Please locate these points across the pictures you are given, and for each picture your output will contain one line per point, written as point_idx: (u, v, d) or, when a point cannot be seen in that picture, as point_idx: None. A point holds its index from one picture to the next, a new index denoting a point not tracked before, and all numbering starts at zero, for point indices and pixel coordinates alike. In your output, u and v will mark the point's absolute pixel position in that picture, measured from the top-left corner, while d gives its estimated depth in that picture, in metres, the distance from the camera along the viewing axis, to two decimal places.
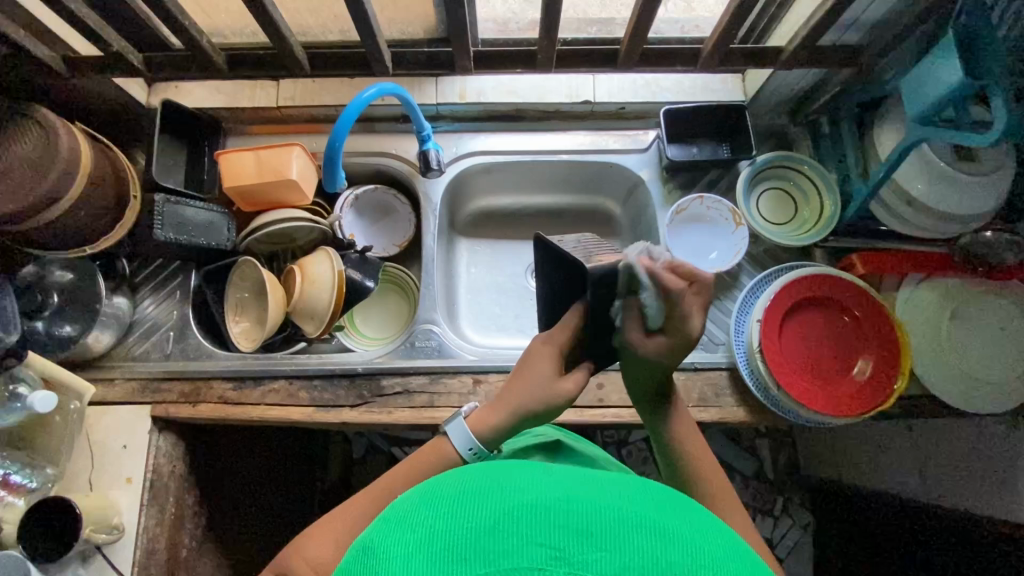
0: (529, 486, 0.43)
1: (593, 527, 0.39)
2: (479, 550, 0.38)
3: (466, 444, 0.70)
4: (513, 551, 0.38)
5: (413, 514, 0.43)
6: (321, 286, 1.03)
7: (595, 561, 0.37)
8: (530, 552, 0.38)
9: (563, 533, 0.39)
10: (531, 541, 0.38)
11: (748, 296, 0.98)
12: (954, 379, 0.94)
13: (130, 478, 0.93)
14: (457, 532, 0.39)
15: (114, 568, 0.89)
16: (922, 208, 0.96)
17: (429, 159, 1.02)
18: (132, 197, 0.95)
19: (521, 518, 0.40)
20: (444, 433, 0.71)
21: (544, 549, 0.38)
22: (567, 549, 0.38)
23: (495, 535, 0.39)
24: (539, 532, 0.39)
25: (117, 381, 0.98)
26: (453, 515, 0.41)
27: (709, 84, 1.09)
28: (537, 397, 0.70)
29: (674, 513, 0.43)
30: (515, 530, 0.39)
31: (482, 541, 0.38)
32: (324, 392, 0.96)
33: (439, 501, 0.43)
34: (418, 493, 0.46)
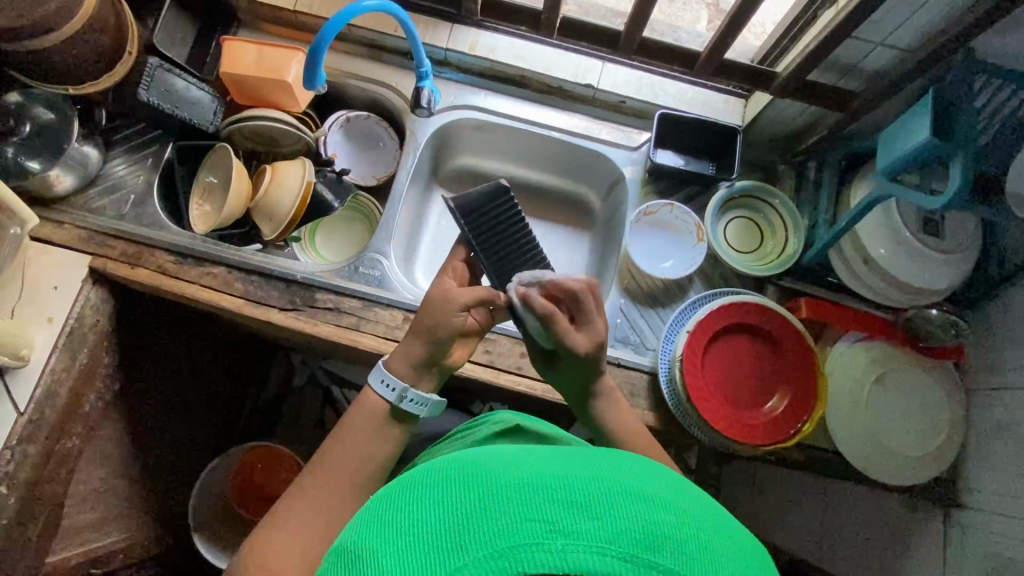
0: (514, 465, 0.45)
1: (582, 498, 0.41)
2: (479, 535, 0.39)
3: (380, 378, 0.71)
4: (507, 530, 0.39)
5: (400, 508, 0.44)
6: (286, 192, 1.05)
7: (586, 531, 0.39)
8: (528, 528, 0.39)
9: (555, 508, 0.40)
10: (526, 518, 0.40)
11: (688, 309, 0.99)
12: (860, 440, 0.95)
13: (52, 318, 0.95)
14: (450, 522, 0.41)
15: (10, 398, 0.91)
16: (877, 269, 0.97)
17: (420, 97, 1.02)
18: (127, 52, 0.96)
19: (512, 496, 0.41)
20: (367, 382, 0.72)
21: (542, 524, 0.39)
22: (560, 521, 0.40)
23: (486, 518, 0.40)
24: (530, 509, 0.40)
25: (66, 226, 0.99)
26: (448, 505, 0.42)
27: (711, 101, 1.10)
28: (440, 320, 0.70)
29: (653, 478, 0.45)
30: (507, 509, 0.40)
31: (474, 526, 0.40)
32: (259, 289, 0.98)
33: (424, 491, 0.45)
34: (401, 485, 0.48)
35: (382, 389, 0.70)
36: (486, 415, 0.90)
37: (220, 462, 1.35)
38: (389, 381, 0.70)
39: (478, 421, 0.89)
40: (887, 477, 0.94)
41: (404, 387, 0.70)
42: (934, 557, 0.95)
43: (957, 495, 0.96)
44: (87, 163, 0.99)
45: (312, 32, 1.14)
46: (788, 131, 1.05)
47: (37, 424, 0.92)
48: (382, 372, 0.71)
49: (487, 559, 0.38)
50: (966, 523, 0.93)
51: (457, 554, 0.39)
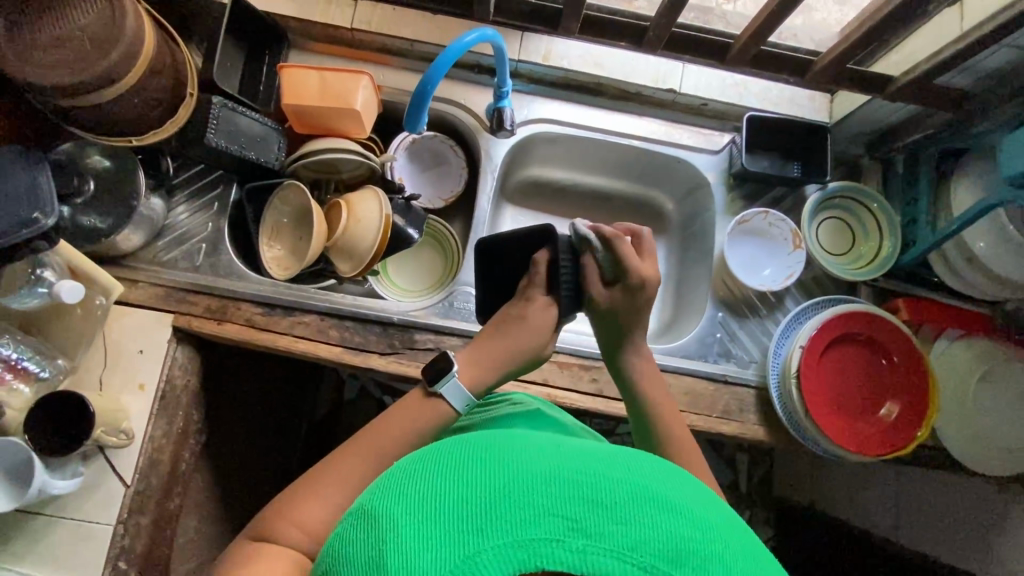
0: (540, 453, 0.43)
1: (608, 498, 0.40)
2: (495, 518, 0.38)
3: (460, 398, 0.74)
4: (530, 523, 0.38)
5: (418, 478, 0.43)
6: (366, 228, 0.99)
7: (610, 534, 0.38)
8: (547, 522, 0.38)
9: (582, 506, 0.39)
10: (547, 513, 0.38)
11: (793, 320, 0.98)
12: (967, 436, 0.97)
13: (143, 384, 0.90)
14: (469, 502, 0.39)
15: (115, 472, 0.88)
16: (981, 267, 0.95)
17: (503, 118, 0.97)
18: (189, 94, 0.89)
19: (536, 487, 0.40)
20: (437, 393, 0.73)
21: (563, 520, 0.38)
22: (584, 521, 0.38)
23: (506, 503, 0.39)
24: (554, 503, 0.39)
25: (140, 284, 0.94)
26: (464, 480, 0.41)
27: (796, 99, 1.07)
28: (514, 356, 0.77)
29: (681, 485, 0.44)
30: (532, 501, 0.39)
31: (496, 511, 0.38)
32: (355, 335, 0.94)
33: (441, 463, 0.43)
34: (422, 454, 0.46)
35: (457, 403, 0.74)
36: (501, 394, 0.87)
37: None
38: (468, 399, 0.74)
39: (495, 400, 0.85)
40: (996, 469, 0.96)
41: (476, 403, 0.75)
42: None
43: None
44: (155, 215, 0.93)
45: (369, 49, 1.06)
46: (880, 127, 1.02)
47: (145, 493, 0.89)
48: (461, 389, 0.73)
49: (505, 550, 0.37)
50: None
51: (473, 538, 0.38)
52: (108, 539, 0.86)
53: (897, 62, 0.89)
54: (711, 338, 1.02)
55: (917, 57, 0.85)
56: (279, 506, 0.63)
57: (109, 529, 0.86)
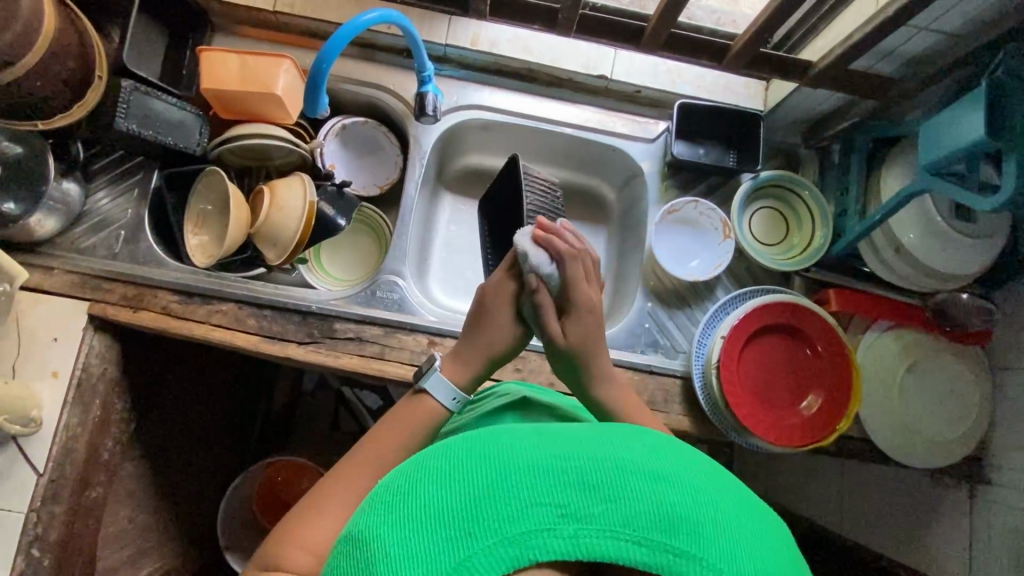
0: (524, 445, 0.41)
1: (596, 479, 0.38)
2: (481, 520, 0.37)
3: (448, 395, 0.68)
4: (519, 516, 0.36)
5: (401, 492, 0.41)
6: (288, 215, 0.97)
7: (601, 513, 0.37)
8: (535, 513, 0.37)
9: (568, 490, 0.38)
10: (535, 503, 0.37)
11: (719, 311, 0.97)
12: (891, 427, 0.97)
13: (57, 372, 0.89)
14: (455, 504, 0.38)
15: (27, 460, 0.87)
16: (907, 257, 0.95)
17: (425, 102, 0.95)
18: (98, 77, 0.87)
19: (520, 480, 0.38)
20: (422, 391, 0.68)
21: (551, 508, 0.37)
22: (573, 504, 0.37)
23: (494, 504, 0.37)
24: (540, 492, 0.37)
25: (56, 271, 0.93)
26: (445, 486, 0.39)
27: (730, 86, 1.06)
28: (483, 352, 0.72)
29: (667, 452, 0.42)
30: (517, 494, 0.37)
31: (484, 509, 0.37)
32: (274, 324, 0.93)
33: (424, 473, 0.41)
34: (409, 467, 0.44)
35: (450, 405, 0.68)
36: (490, 389, 0.81)
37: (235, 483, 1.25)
38: (458, 396, 0.69)
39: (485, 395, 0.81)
40: (918, 460, 0.95)
41: (466, 399, 0.70)
42: (963, 534, 0.96)
43: (983, 472, 0.97)
44: (70, 200, 0.92)
45: (296, 33, 1.05)
46: (813, 116, 1.01)
47: (58, 482, 0.89)
48: (450, 387, 0.69)
49: (498, 548, 0.36)
50: (993, 498, 0.94)
51: (465, 542, 0.36)
52: (19, 528, 0.86)
53: (821, 48, 0.88)
54: (639, 328, 1.01)
55: (836, 41, 0.83)
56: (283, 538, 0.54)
57: (21, 518, 0.86)
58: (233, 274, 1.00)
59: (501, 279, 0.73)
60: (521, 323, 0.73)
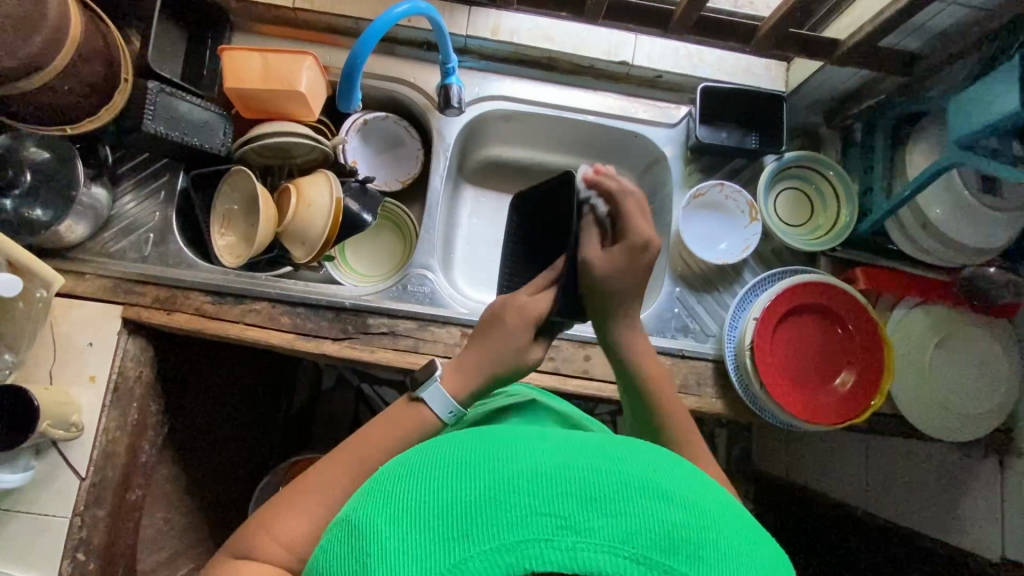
0: (528, 452, 0.42)
1: (598, 492, 0.39)
2: (479, 523, 0.37)
3: (446, 407, 0.68)
4: (517, 523, 0.37)
5: (404, 485, 0.42)
6: (316, 213, 0.98)
7: (599, 528, 0.37)
8: (534, 523, 0.37)
9: (569, 502, 0.38)
10: (535, 512, 0.38)
11: (748, 293, 0.98)
12: (925, 403, 0.97)
13: (94, 376, 0.90)
14: (454, 504, 0.39)
15: (70, 465, 0.87)
16: (935, 233, 0.95)
17: (450, 95, 0.95)
18: (123, 79, 0.87)
19: (521, 486, 0.39)
20: (420, 398, 0.68)
21: (550, 518, 0.37)
22: (572, 517, 0.37)
23: (491, 507, 0.38)
24: (541, 502, 0.38)
25: (88, 276, 0.93)
26: (444, 486, 0.40)
27: (751, 68, 1.06)
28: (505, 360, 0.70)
29: (672, 473, 0.43)
30: (516, 501, 0.38)
31: (482, 514, 0.38)
32: (307, 321, 0.93)
33: (426, 470, 0.42)
34: (411, 460, 0.45)
35: (444, 416, 0.68)
36: (497, 389, 0.82)
37: (265, 482, 1.25)
38: (454, 409, 0.69)
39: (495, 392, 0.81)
40: (952, 435, 0.96)
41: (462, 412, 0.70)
42: (997, 506, 0.96)
43: (1014, 443, 0.97)
44: (98, 205, 0.92)
45: (316, 30, 1.05)
46: (835, 95, 1.01)
47: (101, 486, 0.89)
48: (447, 400, 0.68)
49: (492, 554, 0.36)
50: None
51: (461, 544, 0.37)
52: (65, 532, 0.86)
53: (847, 25, 0.88)
54: (669, 313, 1.01)
55: (863, 18, 0.84)
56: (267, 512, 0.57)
57: (66, 522, 0.86)
58: (262, 273, 1.00)
59: (532, 296, 0.71)
60: (536, 347, 0.72)
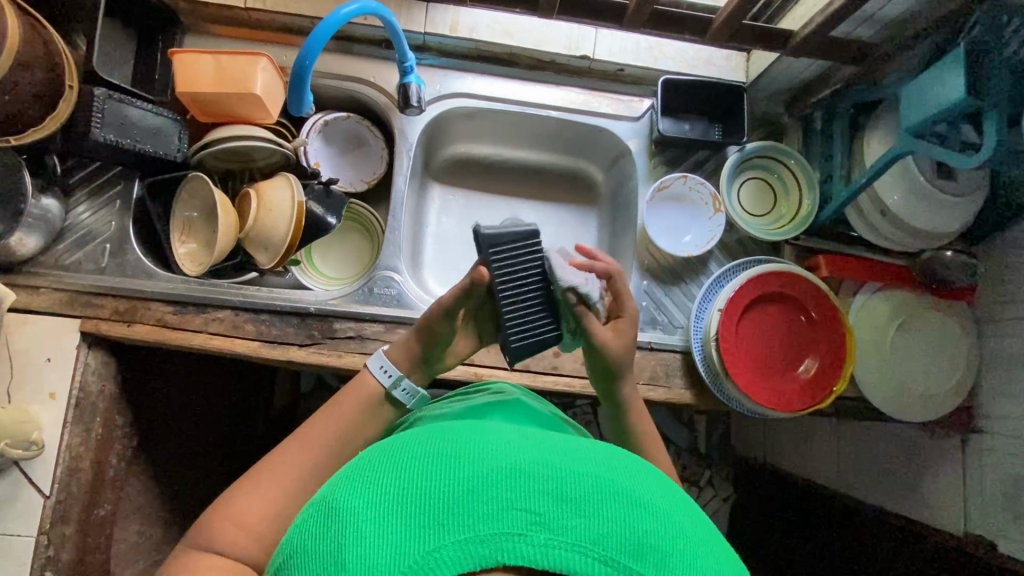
0: (509, 450, 0.42)
1: (573, 493, 0.39)
2: (455, 513, 0.37)
3: (379, 364, 0.71)
4: (492, 515, 0.37)
5: (382, 472, 0.41)
6: (278, 217, 0.96)
7: (573, 527, 0.37)
8: (509, 517, 0.37)
9: (545, 500, 0.38)
10: (510, 507, 0.37)
11: (715, 283, 0.99)
12: (888, 386, 1.00)
13: (54, 393, 0.88)
14: (430, 494, 0.38)
15: (33, 484, 0.86)
16: (893, 219, 0.97)
17: (409, 94, 0.95)
18: (69, 87, 0.84)
19: (499, 481, 0.39)
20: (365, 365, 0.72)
21: (525, 514, 0.37)
22: (548, 514, 0.37)
23: (469, 499, 0.38)
24: (516, 497, 0.38)
25: (43, 289, 0.90)
26: (423, 475, 0.40)
27: (712, 59, 1.06)
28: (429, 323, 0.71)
29: (647, 482, 0.43)
30: (495, 494, 0.38)
31: (458, 505, 0.37)
32: (272, 328, 0.92)
33: (405, 459, 0.42)
34: (389, 450, 0.45)
35: (378, 373, 0.70)
36: (482, 386, 0.80)
37: None
38: (387, 367, 0.70)
39: (478, 387, 0.80)
40: (913, 415, 0.98)
41: (402, 378, 0.70)
42: (958, 483, 0.99)
43: (974, 420, 1.00)
44: (50, 217, 0.89)
45: (271, 30, 1.03)
46: (795, 84, 1.02)
47: (67, 503, 0.88)
48: (382, 358, 0.71)
49: (466, 544, 0.36)
50: (985, 445, 0.97)
51: (436, 532, 0.36)
52: (30, 552, 0.85)
53: (801, 15, 0.88)
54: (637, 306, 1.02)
55: (815, 8, 0.84)
56: (222, 517, 0.56)
57: (31, 541, 0.85)
58: (225, 281, 0.98)
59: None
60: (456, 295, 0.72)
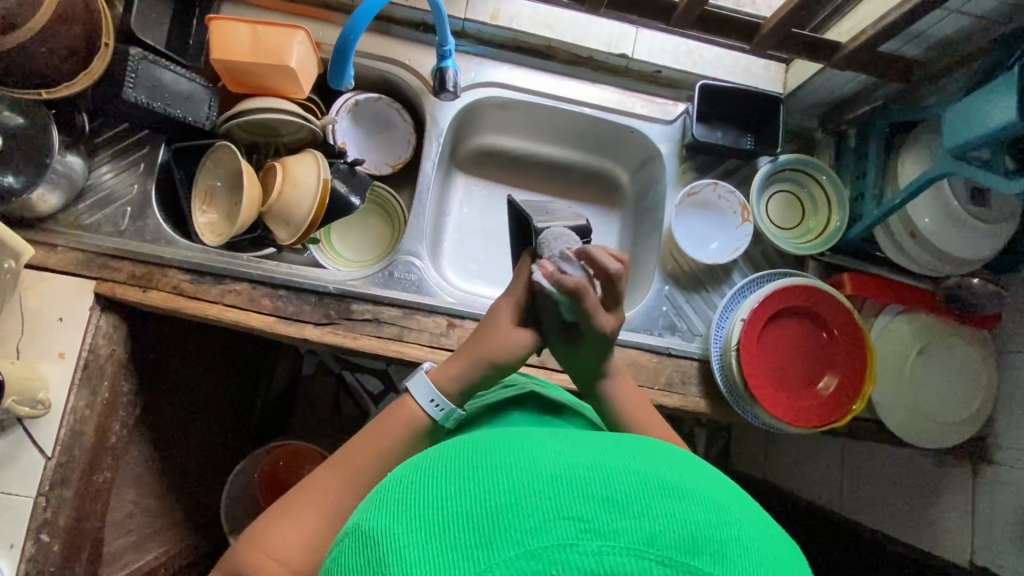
0: (548, 458, 0.41)
1: (617, 494, 0.38)
2: (502, 531, 0.37)
3: (428, 396, 0.64)
4: (541, 528, 0.36)
5: (419, 492, 0.41)
6: (302, 192, 0.95)
7: (623, 530, 0.36)
8: (559, 528, 0.36)
9: (592, 505, 0.37)
10: (558, 516, 0.37)
11: (737, 294, 0.98)
12: (904, 410, 0.98)
13: (63, 352, 0.86)
14: (475, 515, 0.38)
15: (35, 444, 0.84)
16: (922, 242, 0.96)
17: (445, 79, 0.93)
18: (104, 44, 0.83)
19: (544, 492, 0.38)
20: (404, 390, 0.66)
21: (575, 522, 0.36)
22: (595, 520, 0.37)
23: (515, 516, 0.37)
24: (562, 505, 0.37)
25: (60, 248, 0.89)
26: (464, 495, 0.39)
27: (750, 68, 1.05)
28: (497, 345, 0.67)
29: (685, 472, 0.43)
30: (539, 505, 0.38)
31: (505, 521, 0.37)
32: (288, 304, 0.91)
33: (443, 478, 0.42)
34: (425, 469, 0.44)
35: (429, 408, 0.64)
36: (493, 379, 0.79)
37: (241, 467, 1.22)
38: (438, 401, 0.65)
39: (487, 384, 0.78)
40: (927, 441, 0.97)
41: (451, 409, 0.65)
42: (967, 513, 0.98)
43: (987, 451, 0.99)
44: (74, 174, 0.88)
45: (309, 4, 1.02)
46: (833, 99, 1.01)
47: (67, 466, 0.86)
48: (430, 389, 0.65)
49: (517, 560, 0.35)
50: (997, 477, 0.96)
51: (485, 553, 0.36)
52: (27, 513, 0.83)
53: (849, 28, 0.87)
54: (657, 311, 1.01)
55: (864, 22, 0.83)
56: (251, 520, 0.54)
57: (29, 501, 0.83)
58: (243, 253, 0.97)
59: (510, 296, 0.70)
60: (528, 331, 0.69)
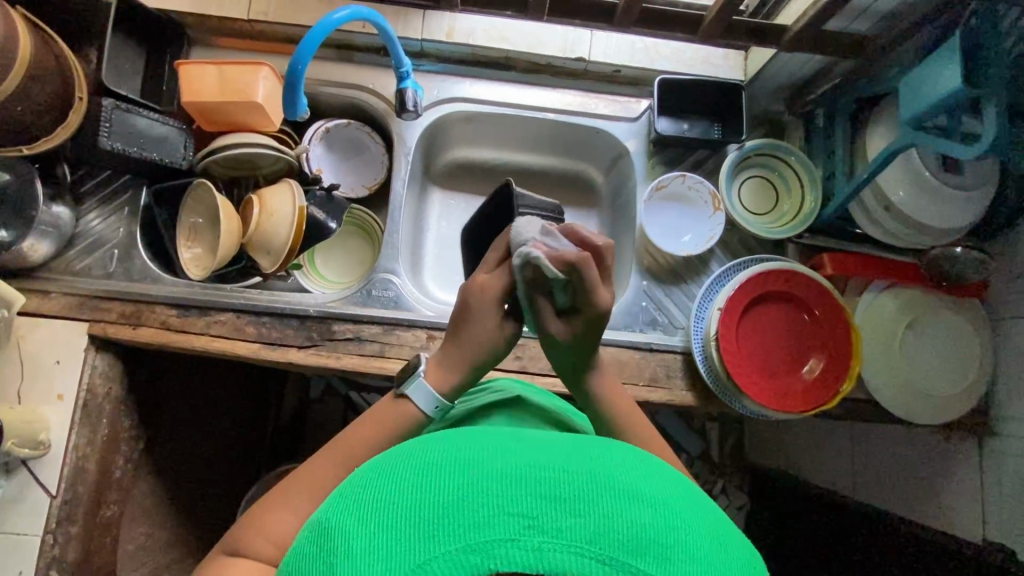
0: (502, 453, 0.40)
1: (566, 492, 0.38)
2: (448, 526, 0.36)
3: (432, 403, 0.63)
4: (486, 524, 0.36)
5: (373, 485, 0.40)
6: (279, 221, 0.98)
7: (567, 528, 0.36)
8: (502, 523, 0.36)
9: (538, 502, 0.37)
10: (502, 512, 0.37)
11: (714, 283, 0.97)
12: (897, 387, 0.96)
13: (62, 394, 0.90)
14: (423, 508, 0.37)
15: (40, 483, 0.88)
16: (898, 215, 0.95)
17: (405, 98, 0.96)
18: (78, 98, 0.87)
19: (491, 488, 0.38)
20: (403, 396, 0.63)
21: (519, 519, 0.36)
22: (540, 517, 0.37)
23: (461, 510, 0.37)
24: (508, 501, 0.37)
25: (53, 294, 0.93)
26: (415, 488, 0.39)
27: (710, 59, 1.06)
28: (486, 346, 0.64)
29: (643, 471, 0.42)
30: (486, 501, 0.37)
31: (451, 516, 0.37)
32: (272, 330, 0.94)
33: (398, 471, 0.41)
34: (382, 463, 0.43)
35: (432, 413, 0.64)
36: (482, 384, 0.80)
37: (250, 494, 1.25)
38: (441, 404, 0.64)
39: (478, 388, 0.78)
40: (924, 417, 0.95)
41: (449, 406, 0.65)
42: (976, 489, 0.95)
43: (990, 424, 0.97)
44: (61, 223, 0.92)
45: (274, 40, 1.06)
46: (794, 81, 1.01)
47: (72, 503, 0.90)
48: (433, 394, 0.63)
49: (459, 554, 0.35)
50: (1002, 450, 0.94)
51: (429, 546, 0.36)
52: (36, 550, 0.87)
53: (796, 10, 0.87)
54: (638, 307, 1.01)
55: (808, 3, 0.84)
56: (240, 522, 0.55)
57: (37, 540, 0.87)
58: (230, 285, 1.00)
59: (490, 273, 0.65)
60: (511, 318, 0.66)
